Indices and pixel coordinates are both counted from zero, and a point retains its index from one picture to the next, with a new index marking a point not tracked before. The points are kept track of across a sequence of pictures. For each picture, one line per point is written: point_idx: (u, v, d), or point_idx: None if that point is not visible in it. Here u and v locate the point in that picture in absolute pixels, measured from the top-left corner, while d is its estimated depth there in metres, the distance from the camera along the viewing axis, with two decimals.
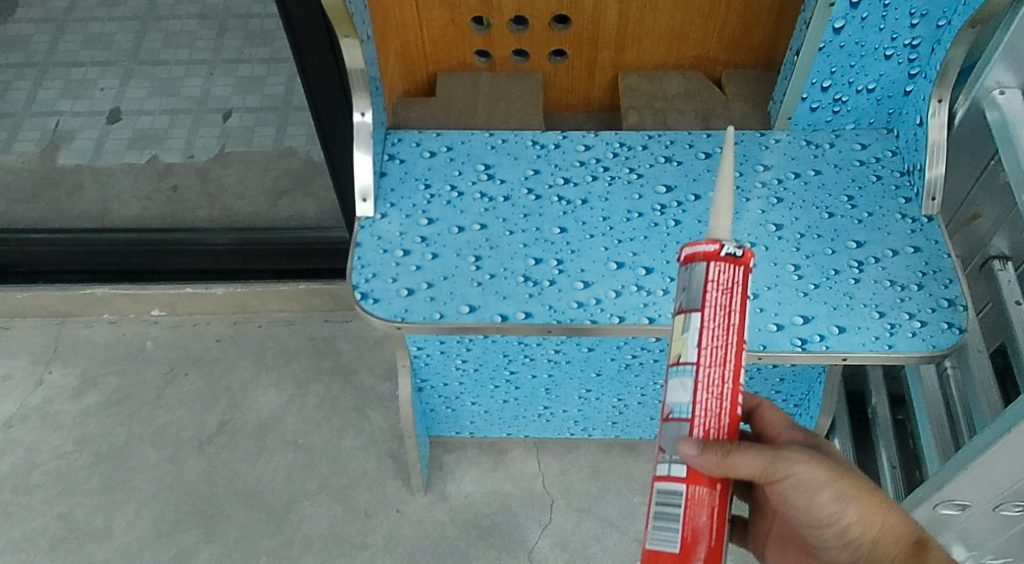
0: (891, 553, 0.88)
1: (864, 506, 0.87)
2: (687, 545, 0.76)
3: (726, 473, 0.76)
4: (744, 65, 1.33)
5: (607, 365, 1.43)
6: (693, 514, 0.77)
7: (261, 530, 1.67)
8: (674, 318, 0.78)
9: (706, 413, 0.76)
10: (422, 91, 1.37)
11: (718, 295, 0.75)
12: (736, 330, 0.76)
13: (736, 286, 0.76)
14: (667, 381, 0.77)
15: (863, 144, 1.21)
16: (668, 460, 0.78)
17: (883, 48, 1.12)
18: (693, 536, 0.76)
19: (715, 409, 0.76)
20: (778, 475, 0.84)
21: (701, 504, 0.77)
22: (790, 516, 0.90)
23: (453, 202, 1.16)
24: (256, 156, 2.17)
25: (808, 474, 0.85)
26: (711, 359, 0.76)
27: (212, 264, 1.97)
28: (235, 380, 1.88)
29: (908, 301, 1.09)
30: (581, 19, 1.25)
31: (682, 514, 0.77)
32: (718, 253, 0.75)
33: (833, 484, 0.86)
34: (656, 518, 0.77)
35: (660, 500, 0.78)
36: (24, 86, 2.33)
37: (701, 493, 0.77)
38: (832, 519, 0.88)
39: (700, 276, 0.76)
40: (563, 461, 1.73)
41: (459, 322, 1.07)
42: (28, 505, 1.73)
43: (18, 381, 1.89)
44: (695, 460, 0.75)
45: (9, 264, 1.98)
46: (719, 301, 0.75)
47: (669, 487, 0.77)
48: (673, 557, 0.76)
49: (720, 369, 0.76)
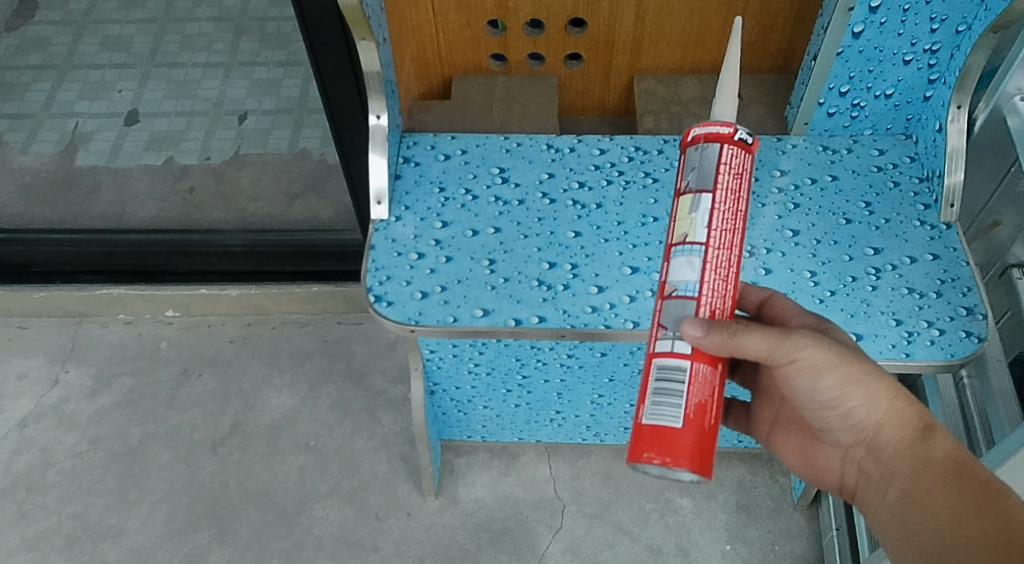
0: (895, 437, 0.88)
1: (870, 390, 0.88)
2: (690, 419, 0.82)
3: (730, 352, 0.82)
4: (760, 70, 1.32)
5: (620, 371, 1.42)
6: (695, 392, 0.82)
7: (273, 532, 1.68)
8: (682, 199, 0.84)
9: (710, 292, 0.82)
10: (437, 94, 1.37)
11: (729, 179, 0.82)
12: (737, 215, 0.83)
13: (743, 170, 0.83)
14: (674, 260, 0.83)
15: (881, 150, 1.20)
16: (670, 337, 0.83)
17: (903, 53, 1.11)
18: (694, 412, 0.82)
19: (720, 290, 0.83)
20: (783, 357, 0.86)
21: (704, 382, 0.82)
22: (797, 399, 0.91)
23: (467, 205, 1.16)
24: (271, 158, 2.18)
25: (815, 357, 0.86)
26: (719, 241, 0.82)
27: (226, 266, 1.98)
28: (248, 382, 1.88)
29: (926, 309, 1.08)
30: (597, 23, 1.25)
31: (685, 391, 0.82)
32: (731, 137, 0.82)
33: (840, 367, 0.86)
34: (661, 394, 0.82)
35: (664, 376, 0.82)
36: (44, 88, 2.35)
37: (704, 371, 0.82)
38: (838, 402, 0.89)
39: (711, 157, 0.83)
40: (575, 466, 1.72)
41: (473, 326, 1.07)
42: (42, 503, 1.73)
43: (35, 380, 1.90)
44: (702, 341, 0.81)
45: (27, 264, 1.99)
46: (730, 185, 0.82)
47: (675, 363, 0.82)
48: (674, 432, 0.81)
49: (727, 251, 0.82)
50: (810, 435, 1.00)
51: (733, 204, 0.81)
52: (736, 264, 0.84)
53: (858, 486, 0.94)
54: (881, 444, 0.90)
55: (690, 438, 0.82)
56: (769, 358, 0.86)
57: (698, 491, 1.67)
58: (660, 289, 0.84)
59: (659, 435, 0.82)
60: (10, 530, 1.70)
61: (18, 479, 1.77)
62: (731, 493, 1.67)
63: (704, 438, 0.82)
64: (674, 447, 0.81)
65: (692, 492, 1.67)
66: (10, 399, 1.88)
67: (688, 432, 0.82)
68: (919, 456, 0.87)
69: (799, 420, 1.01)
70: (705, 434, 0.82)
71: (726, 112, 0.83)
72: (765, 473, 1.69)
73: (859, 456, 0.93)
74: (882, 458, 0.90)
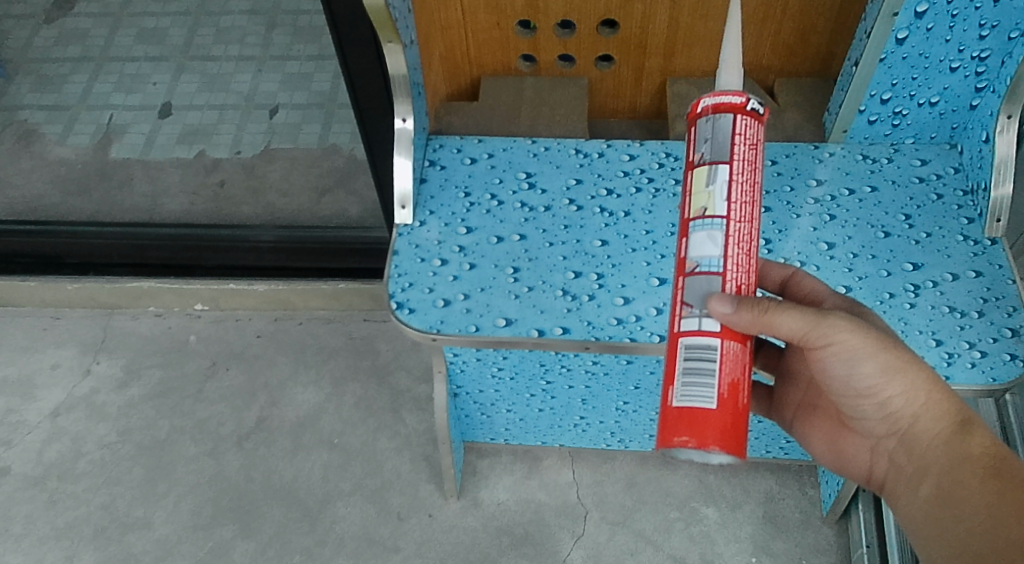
0: (931, 429, 0.87)
1: (907, 380, 0.86)
2: (723, 399, 0.79)
3: (761, 331, 0.79)
4: (798, 74, 1.28)
5: (646, 379, 1.41)
6: (728, 370, 0.80)
7: (296, 529, 1.68)
8: (696, 172, 0.81)
9: (735, 266, 0.80)
10: (466, 94, 1.35)
11: (745, 149, 0.80)
12: (753, 187, 0.81)
13: (757, 140, 0.81)
14: (693, 236, 0.81)
15: (923, 160, 1.16)
16: (697, 315, 0.80)
17: (949, 60, 1.07)
18: (728, 391, 0.79)
19: (744, 264, 0.81)
20: (819, 340, 0.84)
21: (735, 360, 0.80)
22: (830, 384, 0.89)
23: (492, 211, 1.14)
24: (301, 153, 2.18)
25: (852, 342, 0.83)
26: (738, 214, 0.80)
27: (254, 261, 1.97)
28: (274, 377, 1.88)
29: (968, 329, 1.04)
30: (630, 24, 1.22)
31: (716, 371, 0.79)
32: (744, 107, 0.80)
33: (879, 355, 0.84)
34: (690, 376, 0.79)
35: (694, 357, 0.80)
36: (81, 80, 2.37)
37: (734, 349, 0.80)
38: (873, 390, 0.87)
39: (724, 128, 0.80)
40: (598, 471, 1.69)
41: (495, 336, 1.05)
42: (72, 493, 1.75)
43: (67, 370, 1.92)
44: (732, 319, 0.78)
45: (61, 256, 2.01)
46: (746, 156, 0.80)
47: (704, 343, 0.79)
48: (708, 414, 0.79)
49: (746, 223, 0.81)
50: (838, 421, 0.98)
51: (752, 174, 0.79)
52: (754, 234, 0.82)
53: (888, 477, 0.93)
54: (915, 436, 0.88)
55: (724, 419, 0.79)
56: (804, 340, 0.84)
57: (723, 500, 1.64)
58: (681, 264, 0.81)
59: (691, 417, 0.79)
60: (40, 518, 1.72)
61: (49, 468, 1.79)
62: (758, 504, 1.63)
63: (738, 418, 0.80)
64: (707, 428, 0.79)
65: (717, 501, 1.64)
66: (43, 389, 1.90)
67: (721, 413, 0.79)
68: (955, 450, 0.86)
69: (826, 405, 0.98)
70: (738, 413, 0.80)
71: (735, 81, 0.80)
72: (794, 485, 1.65)
73: (892, 446, 0.92)
74: (916, 449, 0.89)
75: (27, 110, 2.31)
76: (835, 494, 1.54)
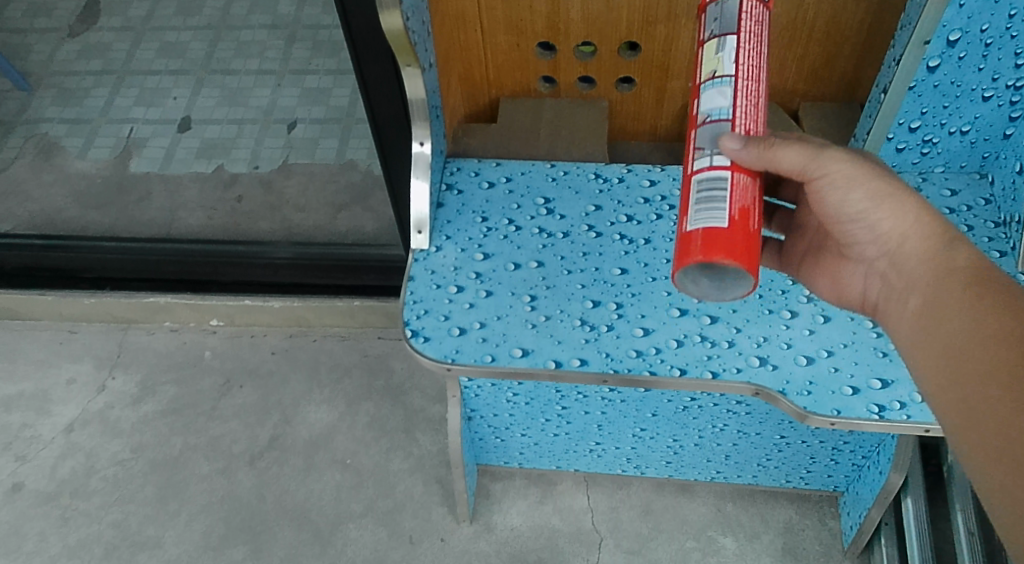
0: (917, 250, 0.83)
1: (896, 205, 0.83)
2: (734, 220, 0.79)
3: (768, 164, 0.80)
4: (823, 99, 1.26)
5: (664, 406, 1.39)
6: (738, 198, 0.80)
7: (307, 551, 1.66)
8: (705, 47, 0.84)
9: (745, 116, 0.81)
10: (483, 115, 1.33)
11: (751, 23, 0.83)
12: (762, 58, 0.83)
13: (763, 20, 0.84)
14: (704, 94, 0.83)
15: (952, 190, 1.13)
16: (708, 155, 0.81)
17: (981, 89, 1.04)
18: (740, 213, 0.79)
19: (754, 115, 0.82)
20: (815, 171, 0.83)
21: (745, 189, 0.80)
22: (824, 214, 0.88)
23: (509, 236, 1.12)
24: (318, 168, 2.17)
25: (846, 168, 0.83)
26: (747, 74, 0.82)
27: (270, 277, 1.96)
28: (287, 395, 1.87)
29: None
30: (652, 46, 1.20)
31: (728, 197, 0.79)
32: None
33: (869, 177, 0.83)
34: (703, 203, 0.80)
35: (706, 187, 0.80)
36: (102, 94, 2.37)
37: (744, 181, 0.80)
38: (863, 217, 0.85)
39: (732, 7, 0.83)
40: (613, 497, 1.66)
41: (511, 366, 1.03)
42: (85, 510, 1.74)
43: (83, 385, 1.91)
44: (739, 154, 0.79)
45: (79, 270, 2.00)
46: (752, 29, 0.83)
47: (714, 176, 0.80)
48: (722, 233, 0.78)
49: (755, 82, 0.82)
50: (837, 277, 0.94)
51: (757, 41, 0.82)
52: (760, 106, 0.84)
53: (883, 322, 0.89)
54: (902, 262, 0.84)
55: (736, 237, 0.79)
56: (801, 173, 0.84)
57: (741, 530, 1.61)
58: (697, 117, 0.83)
59: (705, 238, 0.79)
60: (53, 535, 1.71)
61: (63, 485, 1.78)
62: (777, 535, 1.60)
63: (749, 241, 0.79)
64: (720, 245, 0.78)
65: (735, 531, 1.61)
66: (58, 404, 1.89)
67: (733, 232, 0.78)
68: (940, 266, 0.81)
69: (826, 255, 0.95)
70: (751, 235, 0.79)
71: None
72: (814, 515, 1.61)
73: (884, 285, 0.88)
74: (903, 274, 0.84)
75: (49, 123, 2.32)
76: (857, 527, 1.50)
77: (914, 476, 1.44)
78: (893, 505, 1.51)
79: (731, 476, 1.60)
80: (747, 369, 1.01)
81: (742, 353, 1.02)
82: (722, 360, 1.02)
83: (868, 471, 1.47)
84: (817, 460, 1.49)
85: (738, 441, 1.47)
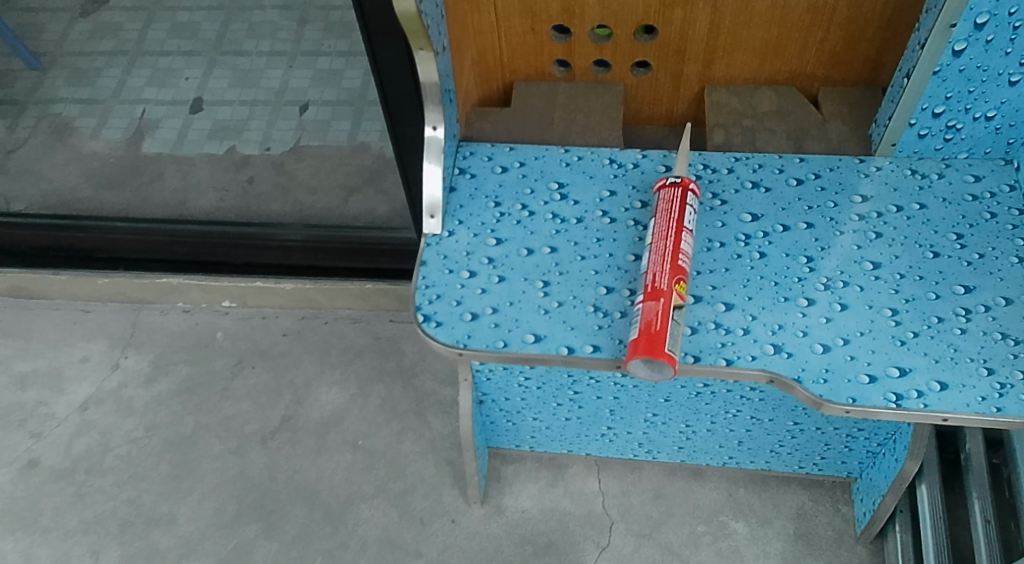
0: None
1: None
2: (637, 331, 0.99)
3: None
4: (843, 83, 1.24)
5: (677, 392, 1.40)
6: (643, 313, 0.99)
7: (319, 530, 1.67)
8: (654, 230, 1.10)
9: (653, 268, 1.02)
10: (498, 99, 1.32)
11: (664, 209, 1.06)
12: (675, 227, 1.04)
13: (678, 204, 1.06)
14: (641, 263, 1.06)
15: (976, 176, 1.12)
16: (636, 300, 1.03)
17: (1008, 73, 1.02)
18: (643, 323, 0.99)
19: (657, 266, 1.02)
20: None
21: (648, 305, 0.99)
22: None
23: (523, 221, 1.12)
24: (331, 150, 2.16)
25: None
26: (658, 245, 1.04)
27: (282, 259, 1.96)
28: (299, 376, 1.87)
29: (1022, 358, 0.99)
30: (668, 30, 1.19)
31: (638, 315, 1.00)
32: (665, 183, 1.09)
33: None
34: (631, 325, 1.01)
35: (634, 318, 1.01)
36: (114, 74, 2.37)
37: (649, 302, 0.99)
38: None
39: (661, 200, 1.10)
40: (625, 481, 1.67)
41: (524, 352, 1.02)
42: (100, 487, 1.75)
43: (96, 364, 1.93)
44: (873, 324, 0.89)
45: (90, 251, 2.00)
46: (664, 213, 1.06)
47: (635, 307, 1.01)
48: (631, 345, 0.99)
49: (661, 246, 1.03)
50: None
51: (660, 220, 1.04)
52: (684, 257, 1.03)
53: None
54: None
55: (638, 340, 0.98)
56: None
57: (753, 515, 1.61)
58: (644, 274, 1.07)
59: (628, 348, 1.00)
60: (68, 512, 1.73)
61: (77, 462, 1.79)
62: (789, 520, 1.60)
63: (652, 336, 0.97)
64: (630, 349, 0.99)
65: (747, 516, 1.61)
66: (72, 382, 1.90)
67: (638, 336, 0.98)
68: None
69: None
70: (653, 333, 0.97)
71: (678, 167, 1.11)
72: (826, 501, 1.61)
73: None
74: None
75: (62, 103, 2.32)
76: (870, 513, 1.50)
77: (928, 464, 1.44)
78: (907, 492, 1.50)
79: (743, 462, 1.60)
80: (762, 357, 1.01)
81: (757, 341, 1.02)
82: (737, 347, 1.02)
83: (882, 458, 1.47)
84: (832, 446, 1.49)
85: (751, 427, 1.47)
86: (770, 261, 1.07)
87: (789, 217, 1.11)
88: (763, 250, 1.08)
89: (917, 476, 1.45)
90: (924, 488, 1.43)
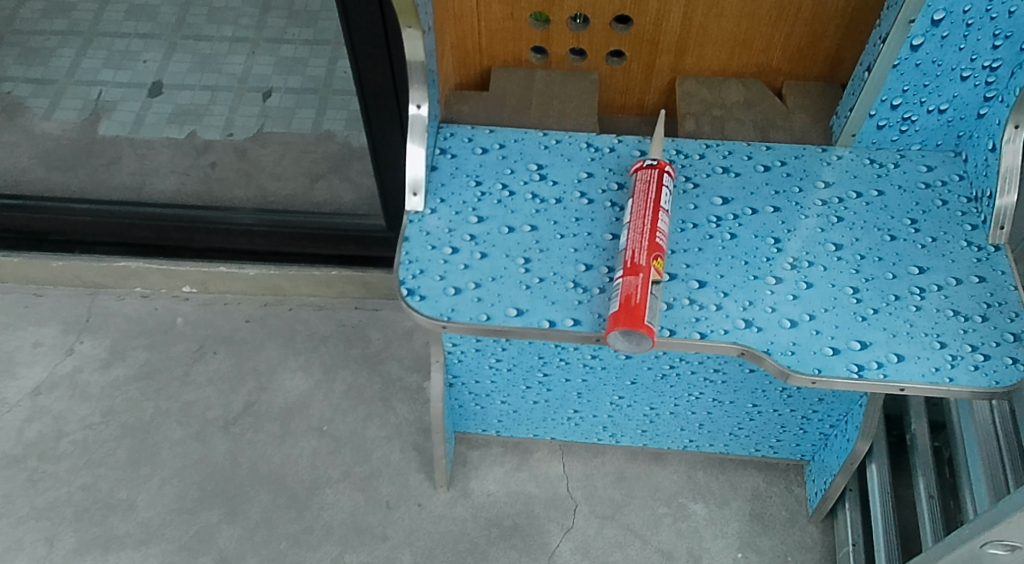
0: None
1: None
2: (618, 305, 1.03)
3: None
4: (807, 78, 1.30)
5: (643, 374, 1.44)
6: (624, 287, 1.03)
7: (283, 515, 1.66)
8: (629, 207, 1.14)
9: (632, 244, 1.06)
10: (475, 84, 1.35)
11: (643, 188, 1.11)
12: (653, 206, 1.09)
13: (655, 185, 1.11)
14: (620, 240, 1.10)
15: (929, 166, 1.18)
16: (615, 275, 1.07)
17: (960, 69, 1.09)
18: (624, 297, 1.02)
19: (637, 242, 1.06)
20: None
21: (630, 281, 1.03)
22: None
23: (503, 201, 1.15)
24: (295, 137, 2.13)
25: None
26: (637, 223, 1.08)
27: (246, 245, 1.94)
28: (262, 362, 1.87)
29: (971, 333, 1.05)
30: (643, 21, 1.23)
31: (619, 291, 1.04)
32: (643, 164, 1.13)
33: None
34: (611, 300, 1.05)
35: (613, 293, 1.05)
36: (68, 54, 2.28)
37: (630, 278, 1.03)
38: None
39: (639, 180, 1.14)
40: (588, 465, 1.71)
41: (506, 325, 1.06)
42: (54, 473, 1.72)
43: (49, 348, 1.89)
44: None
45: (44, 232, 1.96)
46: (642, 193, 1.10)
47: (615, 283, 1.05)
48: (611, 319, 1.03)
49: (640, 224, 1.07)
50: None
51: (639, 198, 1.09)
52: (661, 235, 1.07)
53: None
54: None
55: (619, 314, 1.02)
56: None
57: (711, 497, 1.66)
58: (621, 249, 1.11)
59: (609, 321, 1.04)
60: (20, 498, 1.69)
61: (29, 448, 1.75)
62: (745, 501, 1.66)
63: (632, 312, 1.01)
64: (611, 323, 1.02)
65: (706, 498, 1.66)
66: (24, 366, 1.87)
67: (619, 310, 1.02)
68: None
69: None
70: (632, 308, 1.01)
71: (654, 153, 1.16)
72: (781, 483, 1.68)
73: None
74: None
75: (12, 82, 2.26)
76: (822, 493, 1.56)
77: (878, 445, 1.51)
78: (857, 473, 1.57)
79: (702, 445, 1.65)
80: (733, 331, 1.05)
81: (729, 316, 1.06)
82: (710, 322, 1.06)
83: (834, 440, 1.53)
84: (787, 429, 1.56)
85: (712, 410, 1.52)
86: (740, 242, 1.12)
87: (757, 201, 1.16)
88: (733, 232, 1.13)
89: (867, 458, 1.52)
90: (874, 469, 1.49)
